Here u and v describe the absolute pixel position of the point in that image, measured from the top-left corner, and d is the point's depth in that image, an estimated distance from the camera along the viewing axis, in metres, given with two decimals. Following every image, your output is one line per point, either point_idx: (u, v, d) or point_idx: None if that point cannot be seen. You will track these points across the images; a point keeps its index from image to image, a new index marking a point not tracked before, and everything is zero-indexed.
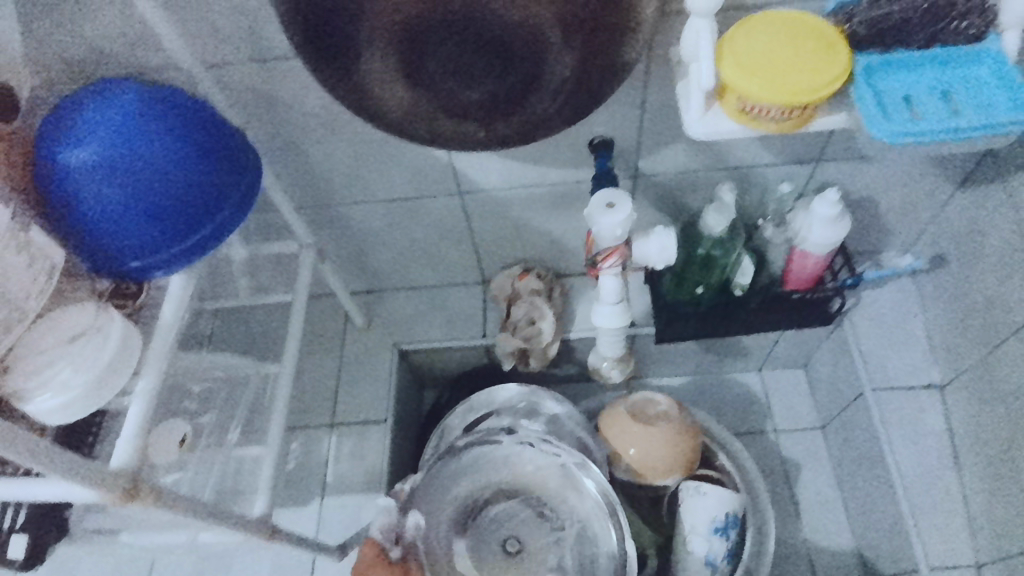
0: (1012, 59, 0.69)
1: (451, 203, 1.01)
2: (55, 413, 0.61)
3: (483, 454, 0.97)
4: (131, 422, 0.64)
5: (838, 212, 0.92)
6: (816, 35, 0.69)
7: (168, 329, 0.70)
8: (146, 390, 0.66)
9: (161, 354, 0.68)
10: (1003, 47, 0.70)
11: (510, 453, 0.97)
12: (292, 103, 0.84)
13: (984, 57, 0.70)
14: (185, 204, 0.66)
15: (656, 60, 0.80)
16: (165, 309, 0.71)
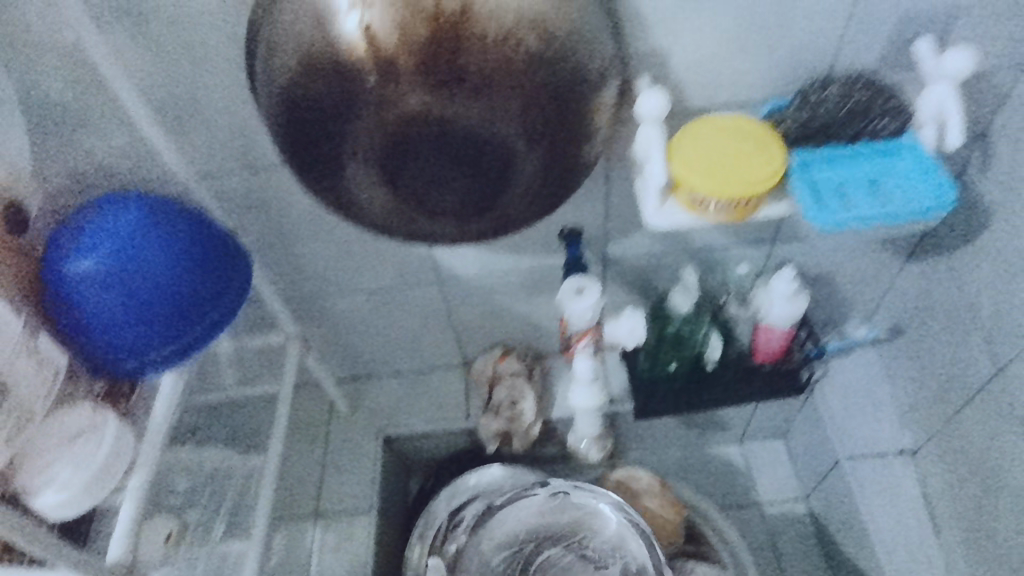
0: (930, 150, 0.78)
1: (432, 292, 1.06)
2: (57, 510, 0.63)
3: (520, 505, 1.05)
4: (123, 522, 0.68)
5: (796, 288, 0.99)
6: (757, 137, 0.77)
7: (159, 426, 0.73)
8: (137, 488, 0.69)
9: (152, 451, 0.71)
10: (921, 140, 0.79)
11: (544, 503, 1.05)
12: (279, 206, 0.90)
13: (904, 150, 0.79)
14: (180, 305, 0.70)
15: (615, 158, 0.88)
16: (157, 407, 0.75)
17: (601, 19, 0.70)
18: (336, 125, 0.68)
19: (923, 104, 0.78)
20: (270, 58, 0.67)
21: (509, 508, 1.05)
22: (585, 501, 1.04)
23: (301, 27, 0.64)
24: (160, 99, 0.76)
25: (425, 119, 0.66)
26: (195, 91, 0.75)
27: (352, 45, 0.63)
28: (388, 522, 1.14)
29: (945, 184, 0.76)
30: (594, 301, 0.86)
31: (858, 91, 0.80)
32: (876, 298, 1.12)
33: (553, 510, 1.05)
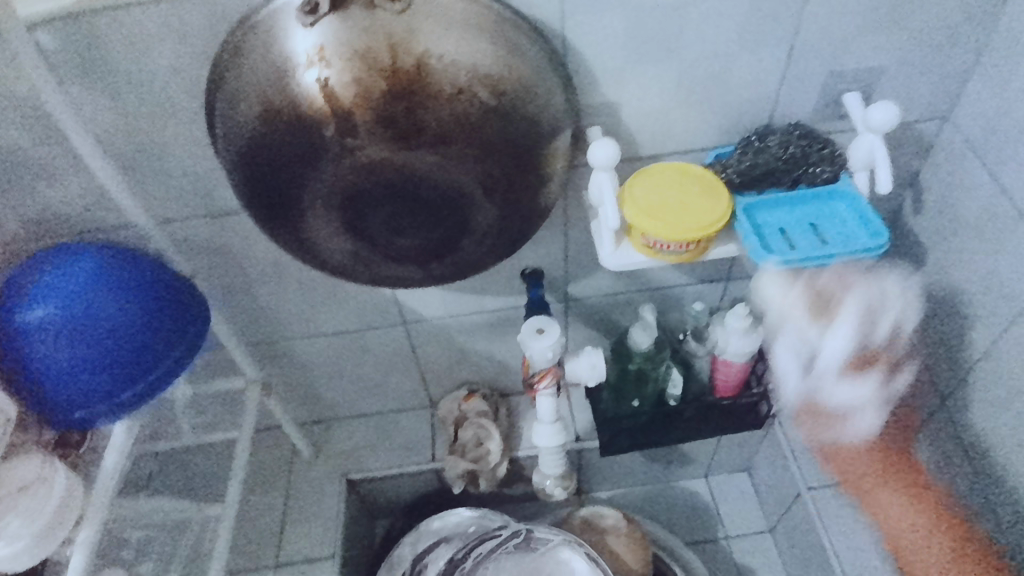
0: (864, 195, 0.84)
1: (396, 333, 1.07)
2: (6, 561, 0.61)
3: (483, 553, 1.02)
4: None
5: (750, 323, 1.02)
6: (705, 183, 0.81)
7: (109, 476, 0.71)
8: (86, 541, 0.66)
9: (102, 504, 0.69)
10: (855, 186, 0.84)
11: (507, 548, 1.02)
12: (241, 252, 0.90)
13: (838, 196, 0.85)
14: (135, 353, 0.70)
15: (572, 202, 0.91)
16: (108, 457, 0.72)
17: (553, 74, 0.73)
18: (295, 174, 0.69)
19: (853, 158, 0.82)
20: (231, 111, 0.69)
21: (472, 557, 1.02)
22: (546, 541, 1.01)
23: (262, 82, 0.66)
24: (120, 148, 0.77)
25: (384, 169, 0.68)
26: (155, 140, 0.76)
27: (311, 98, 0.65)
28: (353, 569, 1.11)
29: (878, 223, 0.81)
30: (553, 339, 0.88)
31: (797, 138, 0.84)
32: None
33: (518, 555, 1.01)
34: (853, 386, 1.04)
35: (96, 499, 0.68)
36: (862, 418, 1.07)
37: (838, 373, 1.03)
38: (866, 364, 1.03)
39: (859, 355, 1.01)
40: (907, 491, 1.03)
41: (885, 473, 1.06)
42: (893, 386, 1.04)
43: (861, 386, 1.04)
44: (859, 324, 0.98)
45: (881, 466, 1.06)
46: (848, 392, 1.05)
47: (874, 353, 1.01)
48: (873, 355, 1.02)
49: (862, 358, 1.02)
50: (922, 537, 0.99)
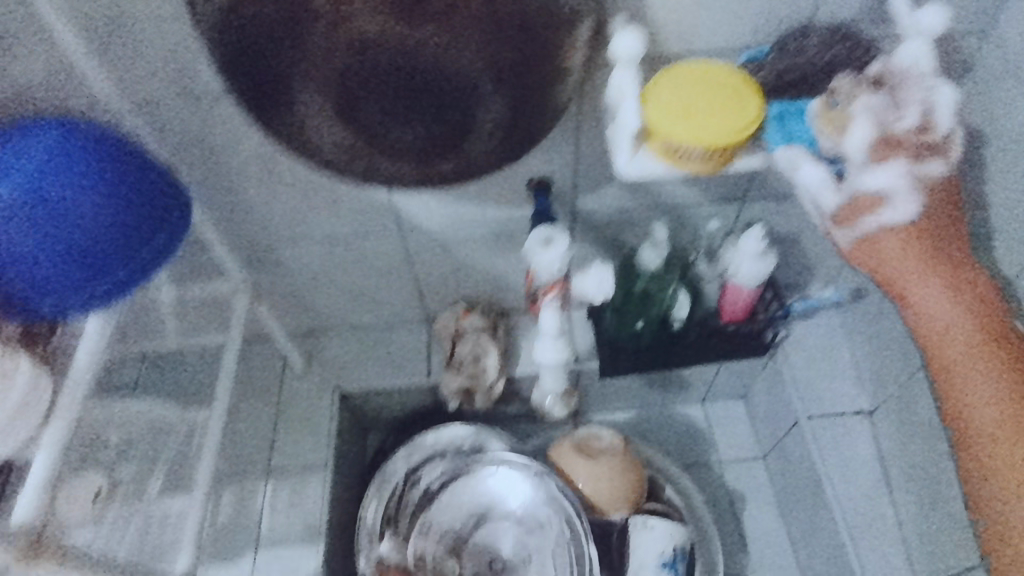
0: None
1: (392, 242, 1.02)
2: None
3: (459, 483, 1.06)
4: (35, 475, 0.59)
5: (764, 246, 0.98)
6: (737, 87, 0.73)
7: (83, 373, 0.66)
8: (54, 441, 0.61)
9: (75, 401, 0.64)
10: None
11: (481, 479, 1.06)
12: (225, 143, 0.83)
13: None
14: (107, 244, 0.64)
15: (586, 104, 0.84)
16: (80, 353, 0.67)
17: None
18: (282, 50, 0.61)
19: (897, 63, 0.73)
20: None
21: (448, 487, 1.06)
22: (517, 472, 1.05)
23: None
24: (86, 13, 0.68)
25: (381, 45, 0.60)
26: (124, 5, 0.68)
27: None
28: (345, 480, 1.10)
29: None
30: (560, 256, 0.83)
31: (837, 43, 0.78)
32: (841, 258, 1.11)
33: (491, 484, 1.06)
34: (879, 173, 0.72)
35: (68, 395, 0.63)
36: (901, 201, 0.73)
37: (862, 158, 0.73)
38: (899, 150, 0.71)
39: (883, 138, 0.71)
40: (954, 280, 0.73)
41: (917, 249, 0.73)
42: (924, 167, 0.72)
43: (891, 166, 0.72)
44: (879, 106, 0.71)
45: (920, 247, 0.73)
46: (878, 179, 0.73)
47: (899, 132, 0.71)
48: (899, 136, 0.71)
49: (888, 139, 0.71)
50: (953, 329, 0.72)
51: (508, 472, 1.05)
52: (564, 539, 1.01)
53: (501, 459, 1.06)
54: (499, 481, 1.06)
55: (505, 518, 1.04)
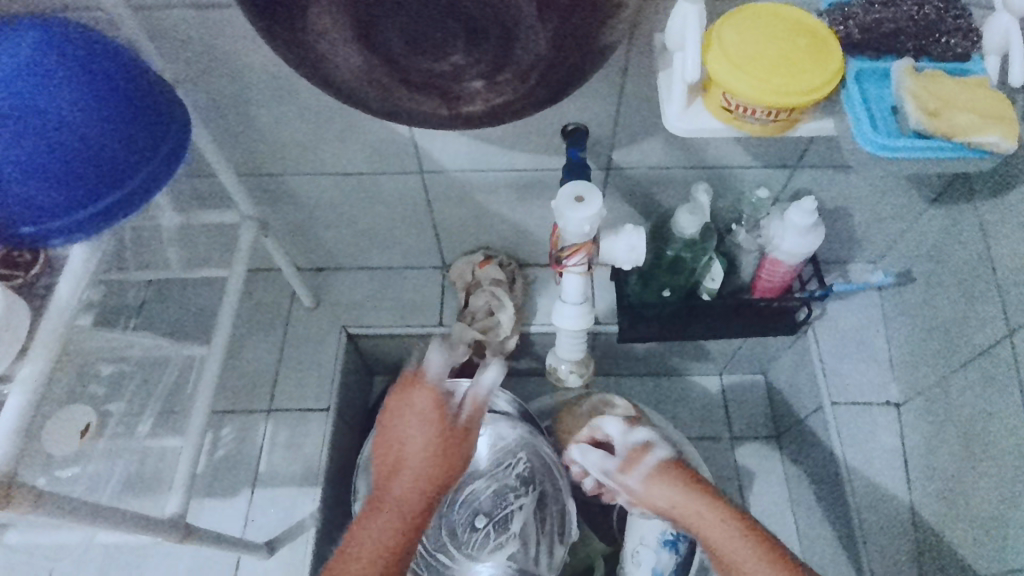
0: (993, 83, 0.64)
1: (411, 181, 0.95)
2: None
3: None
4: (8, 414, 0.55)
5: (812, 221, 0.88)
6: (817, 38, 0.64)
7: (64, 306, 0.61)
8: (30, 379, 0.57)
9: (56, 336, 0.59)
10: (985, 70, 0.65)
11: None
12: (235, 60, 0.76)
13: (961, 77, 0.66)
14: (91, 167, 0.58)
15: (637, 46, 0.75)
16: (62, 286, 0.62)
17: None
18: None
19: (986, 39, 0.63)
20: None
21: None
22: (509, 433, 0.99)
23: None
24: None
25: None
26: None
27: None
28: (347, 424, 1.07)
29: None
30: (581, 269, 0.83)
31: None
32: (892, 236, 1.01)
33: (482, 444, 0.98)
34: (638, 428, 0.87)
35: (48, 329, 0.59)
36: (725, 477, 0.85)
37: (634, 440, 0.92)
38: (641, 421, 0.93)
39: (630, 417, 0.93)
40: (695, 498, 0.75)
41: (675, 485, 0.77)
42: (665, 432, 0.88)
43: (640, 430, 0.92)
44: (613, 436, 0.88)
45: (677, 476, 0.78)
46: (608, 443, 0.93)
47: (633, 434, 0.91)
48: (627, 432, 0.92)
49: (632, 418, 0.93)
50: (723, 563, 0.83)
51: (499, 431, 0.99)
52: (549, 501, 0.96)
53: (492, 418, 0.99)
54: (486, 442, 0.99)
55: (489, 480, 0.97)
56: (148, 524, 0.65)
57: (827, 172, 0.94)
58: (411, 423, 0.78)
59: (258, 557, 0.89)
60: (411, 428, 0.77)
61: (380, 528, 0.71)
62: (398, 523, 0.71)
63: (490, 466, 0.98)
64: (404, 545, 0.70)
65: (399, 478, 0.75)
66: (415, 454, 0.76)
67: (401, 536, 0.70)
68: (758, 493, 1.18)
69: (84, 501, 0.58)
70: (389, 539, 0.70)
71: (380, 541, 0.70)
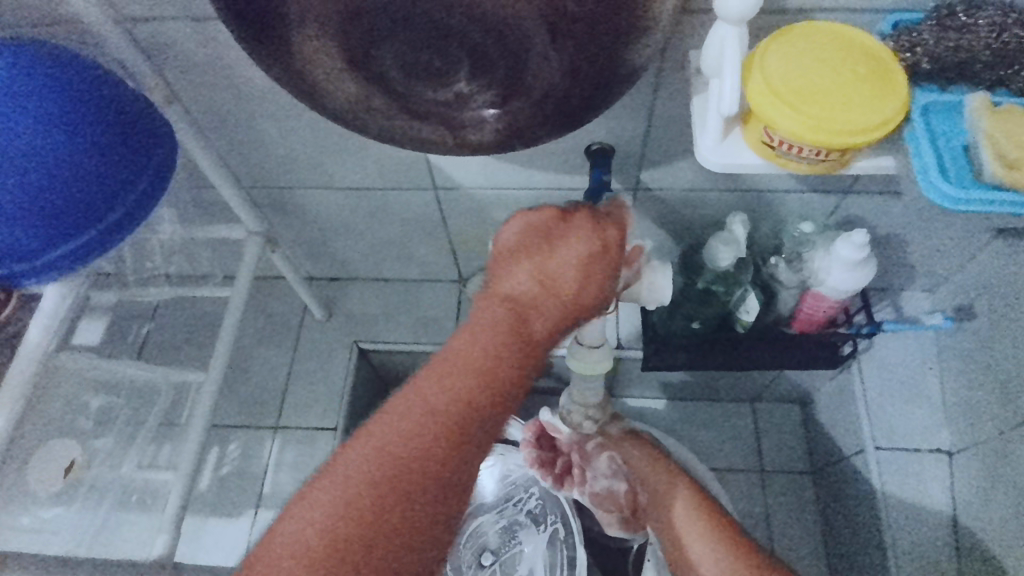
0: None
1: (424, 197, 0.89)
2: None
3: None
4: None
5: (864, 254, 0.78)
6: (878, 65, 0.56)
7: (35, 349, 0.61)
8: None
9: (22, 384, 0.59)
10: None
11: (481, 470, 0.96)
12: (232, 74, 0.71)
13: None
14: (61, 207, 0.55)
15: (670, 64, 0.67)
16: (33, 328, 0.62)
17: None
18: None
19: None
20: None
21: None
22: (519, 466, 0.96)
23: None
24: None
25: None
26: None
27: None
28: None
29: None
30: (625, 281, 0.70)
31: (1015, 23, 0.55)
32: (941, 274, 0.91)
33: (490, 476, 0.96)
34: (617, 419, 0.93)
35: (14, 379, 0.59)
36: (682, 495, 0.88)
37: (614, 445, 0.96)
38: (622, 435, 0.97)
39: None
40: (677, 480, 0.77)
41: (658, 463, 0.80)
42: None
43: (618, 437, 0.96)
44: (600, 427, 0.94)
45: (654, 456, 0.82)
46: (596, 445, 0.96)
47: None
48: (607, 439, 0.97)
49: None
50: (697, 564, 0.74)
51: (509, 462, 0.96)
52: (558, 543, 0.91)
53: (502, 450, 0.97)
54: (494, 473, 0.96)
55: (497, 514, 0.94)
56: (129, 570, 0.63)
57: (882, 199, 0.85)
58: (551, 244, 0.53)
59: None
60: (541, 255, 0.52)
61: (478, 345, 0.48)
62: (495, 369, 0.47)
63: (497, 499, 0.95)
64: (494, 405, 0.47)
65: (515, 299, 0.51)
66: (542, 280, 0.51)
67: (495, 390, 0.47)
68: (789, 535, 1.09)
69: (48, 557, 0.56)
70: (482, 369, 0.47)
71: (465, 378, 0.47)
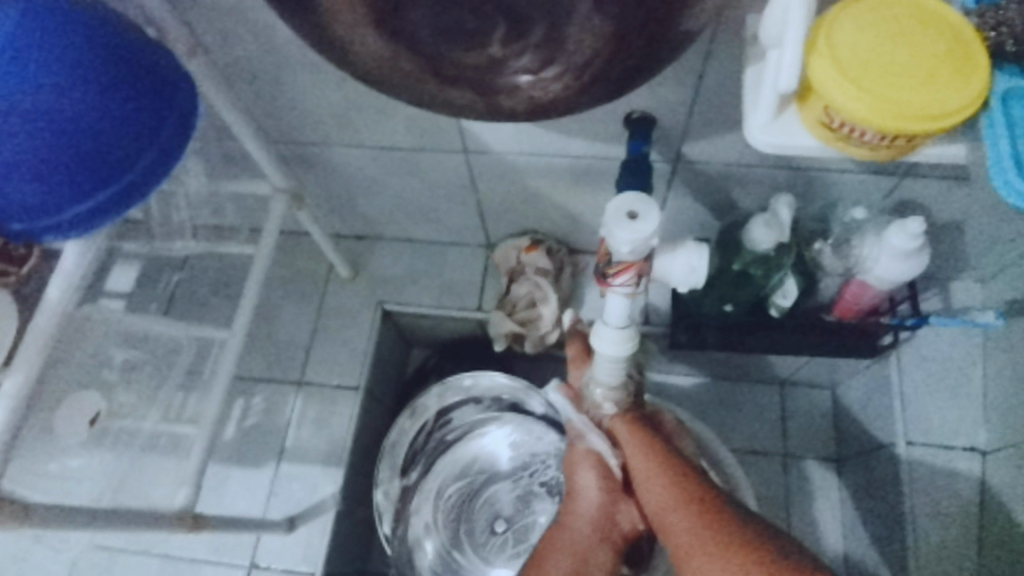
0: None
1: (453, 159, 0.86)
2: None
3: (473, 444, 1.00)
4: None
5: (918, 244, 0.73)
6: (960, 46, 0.50)
7: (52, 309, 0.61)
8: (12, 393, 0.57)
9: (38, 347, 0.59)
10: None
11: (497, 442, 1.00)
12: (260, 26, 0.69)
13: None
14: (79, 165, 0.55)
15: (724, 30, 0.62)
16: (52, 288, 0.61)
17: None
18: None
19: None
20: None
21: (460, 446, 0.99)
22: (538, 440, 0.99)
23: None
24: None
25: None
26: None
27: None
28: (377, 402, 1.04)
29: None
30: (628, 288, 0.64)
31: None
32: (998, 265, 0.81)
33: (509, 448, 1.00)
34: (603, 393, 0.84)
35: (33, 338, 0.59)
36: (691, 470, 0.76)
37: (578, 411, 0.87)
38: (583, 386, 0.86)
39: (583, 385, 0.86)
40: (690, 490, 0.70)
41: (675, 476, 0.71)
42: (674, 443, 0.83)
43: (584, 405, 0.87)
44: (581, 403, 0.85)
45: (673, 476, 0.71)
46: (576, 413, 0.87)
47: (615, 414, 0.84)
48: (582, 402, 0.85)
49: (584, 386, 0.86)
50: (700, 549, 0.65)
51: (526, 432, 0.99)
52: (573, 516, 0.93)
53: (519, 423, 0.99)
54: (511, 441, 1.00)
55: (512, 483, 0.99)
56: (151, 520, 0.65)
57: (944, 182, 0.78)
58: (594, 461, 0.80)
59: (279, 533, 0.89)
60: (592, 493, 0.78)
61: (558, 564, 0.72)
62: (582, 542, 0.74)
63: (512, 468, 0.99)
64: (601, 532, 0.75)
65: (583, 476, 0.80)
66: (600, 511, 0.77)
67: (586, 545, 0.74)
68: (810, 525, 1.06)
69: (77, 508, 0.58)
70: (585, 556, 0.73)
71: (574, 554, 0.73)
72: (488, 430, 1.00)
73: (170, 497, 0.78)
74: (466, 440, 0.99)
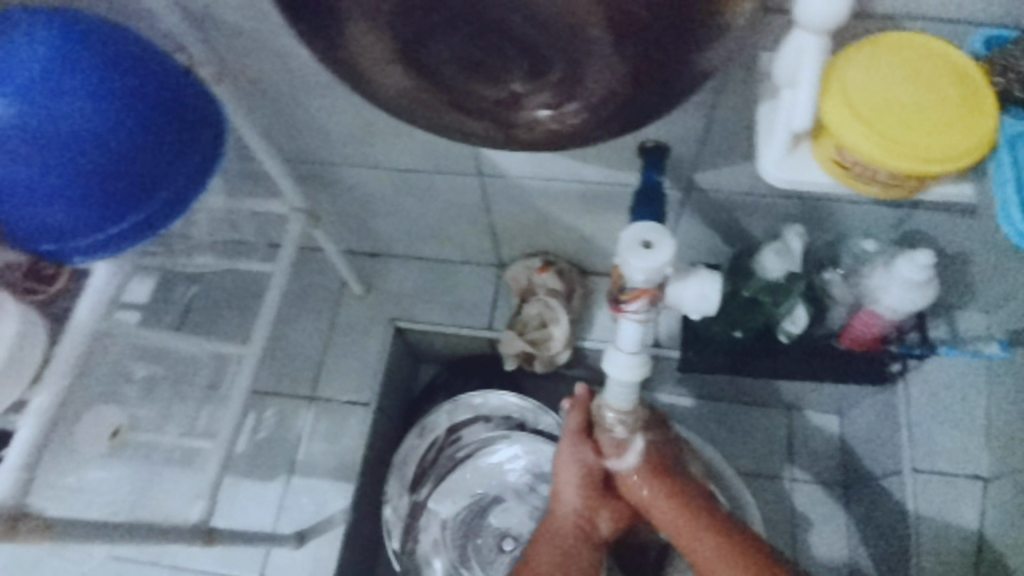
0: None
1: (466, 182, 0.88)
2: None
3: (482, 461, 1.00)
4: (18, 444, 0.57)
5: (926, 277, 0.74)
6: (970, 88, 0.52)
7: (78, 330, 0.63)
8: (40, 410, 0.59)
9: (64, 369, 0.61)
10: None
11: (506, 459, 1.00)
12: (283, 52, 0.71)
13: None
14: (110, 189, 0.57)
15: (738, 65, 0.63)
16: (82, 306, 0.64)
17: None
18: None
19: None
20: None
21: (470, 463, 1.00)
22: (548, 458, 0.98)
23: None
24: None
25: None
26: None
27: None
28: (386, 418, 1.05)
29: None
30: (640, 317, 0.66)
31: None
32: (1002, 295, 0.81)
33: (518, 465, 0.99)
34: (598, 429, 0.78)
35: (62, 355, 0.61)
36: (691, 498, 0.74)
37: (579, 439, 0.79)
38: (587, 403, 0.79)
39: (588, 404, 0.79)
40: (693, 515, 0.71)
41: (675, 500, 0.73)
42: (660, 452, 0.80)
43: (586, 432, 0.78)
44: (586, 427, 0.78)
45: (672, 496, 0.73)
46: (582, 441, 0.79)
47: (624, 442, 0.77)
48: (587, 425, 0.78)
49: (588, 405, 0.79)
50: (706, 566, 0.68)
51: (535, 451, 0.99)
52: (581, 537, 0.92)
53: (529, 441, 0.99)
54: (521, 459, 0.99)
55: (521, 501, 0.98)
56: (166, 533, 0.67)
57: (951, 216, 0.79)
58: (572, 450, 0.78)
59: (288, 547, 0.90)
60: (573, 489, 0.77)
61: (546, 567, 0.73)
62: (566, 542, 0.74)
63: (520, 485, 0.99)
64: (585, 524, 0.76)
65: (564, 476, 0.77)
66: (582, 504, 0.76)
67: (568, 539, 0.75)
68: (816, 552, 1.05)
69: (104, 521, 0.60)
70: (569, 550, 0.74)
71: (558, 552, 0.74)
72: (498, 447, 1.00)
73: (185, 510, 0.80)
74: (476, 457, 1.00)
